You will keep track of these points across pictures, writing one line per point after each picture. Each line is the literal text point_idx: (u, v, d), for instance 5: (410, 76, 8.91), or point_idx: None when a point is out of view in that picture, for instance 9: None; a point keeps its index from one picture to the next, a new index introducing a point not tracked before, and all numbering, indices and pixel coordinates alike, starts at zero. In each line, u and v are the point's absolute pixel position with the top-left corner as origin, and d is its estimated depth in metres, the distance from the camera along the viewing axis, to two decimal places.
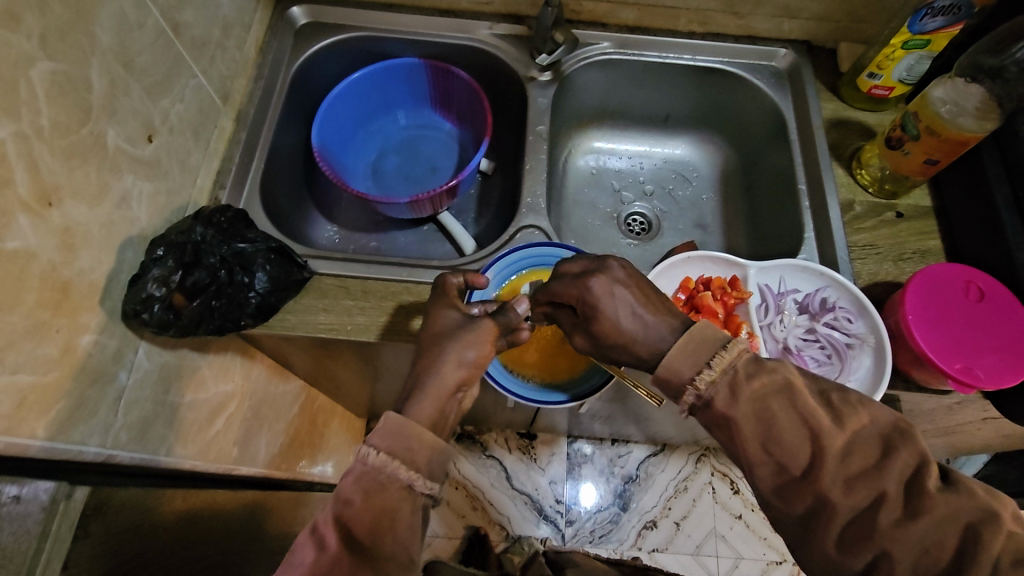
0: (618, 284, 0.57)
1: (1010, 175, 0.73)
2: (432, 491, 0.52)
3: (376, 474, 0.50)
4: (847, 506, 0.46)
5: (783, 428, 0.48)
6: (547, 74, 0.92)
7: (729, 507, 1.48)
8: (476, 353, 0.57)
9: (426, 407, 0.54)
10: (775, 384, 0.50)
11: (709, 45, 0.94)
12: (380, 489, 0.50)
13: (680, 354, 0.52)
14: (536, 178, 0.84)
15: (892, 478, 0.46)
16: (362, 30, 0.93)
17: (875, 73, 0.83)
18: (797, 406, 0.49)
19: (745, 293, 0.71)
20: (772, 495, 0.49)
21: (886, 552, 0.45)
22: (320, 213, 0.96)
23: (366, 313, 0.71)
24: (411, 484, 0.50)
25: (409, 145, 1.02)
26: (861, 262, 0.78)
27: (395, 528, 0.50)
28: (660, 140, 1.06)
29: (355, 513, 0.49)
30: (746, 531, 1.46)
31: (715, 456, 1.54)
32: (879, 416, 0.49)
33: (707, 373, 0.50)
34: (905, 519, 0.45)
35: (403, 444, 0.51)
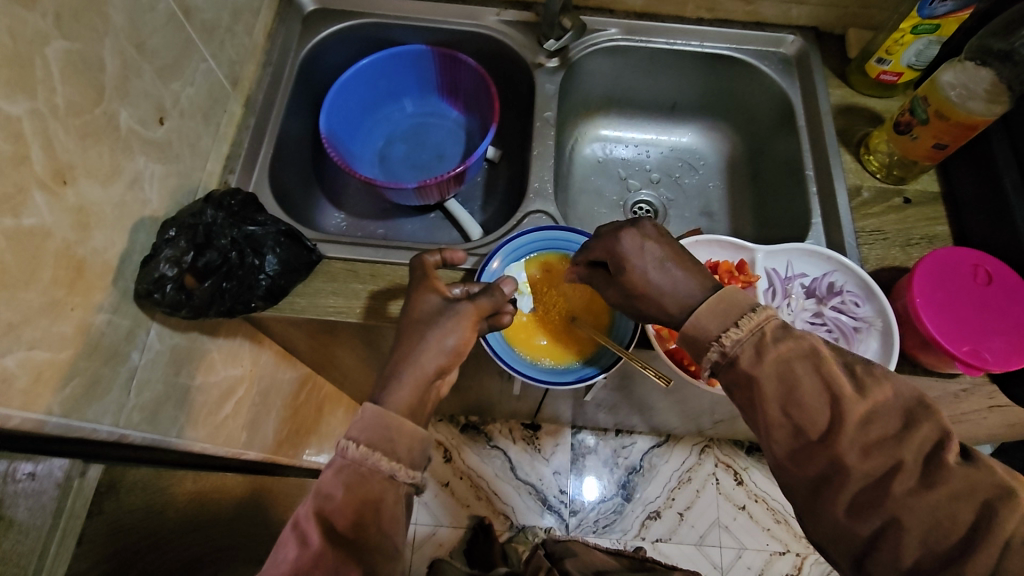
0: (647, 245, 0.58)
1: (1019, 158, 0.73)
2: (414, 480, 0.53)
3: (358, 466, 0.51)
4: (863, 470, 0.46)
5: (806, 390, 0.48)
6: (554, 61, 0.91)
7: (732, 498, 1.48)
8: (455, 341, 0.59)
9: (402, 395, 0.56)
10: (801, 349, 0.50)
11: (717, 31, 0.94)
12: (362, 481, 0.51)
13: (708, 313, 0.53)
14: (544, 164, 0.84)
15: (908, 449, 0.45)
16: (370, 16, 0.93)
17: (885, 58, 0.83)
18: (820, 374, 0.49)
19: (753, 277, 0.71)
20: (786, 460, 0.49)
21: (896, 518, 0.44)
22: (327, 200, 0.96)
23: (374, 297, 0.71)
24: (393, 474, 0.52)
25: (416, 133, 1.02)
26: (869, 247, 0.78)
27: (377, 516, 0.51)
28: (667, 129, 1.06)
29: (337, 507, 0.50)
30: (749, 522, 1.46)
31: (719, 448, 1.54)
32: (902, 389, 0.48)
33: (732, 331, 0.52)
34: (917, 488, 0.44)
35: (383, 435, 0.52)
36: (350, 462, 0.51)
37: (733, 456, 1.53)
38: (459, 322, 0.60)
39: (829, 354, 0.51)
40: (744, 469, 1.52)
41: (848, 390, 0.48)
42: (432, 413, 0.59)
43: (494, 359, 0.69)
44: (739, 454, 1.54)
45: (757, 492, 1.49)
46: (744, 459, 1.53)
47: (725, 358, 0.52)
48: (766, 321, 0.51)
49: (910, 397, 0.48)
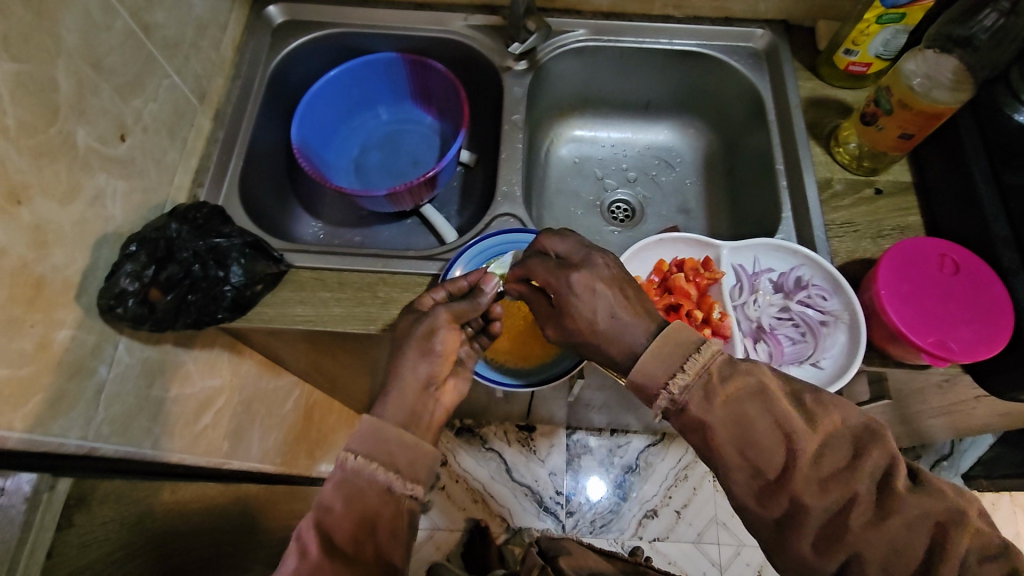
0: (597, 279, 0.58)
1: (988, 145, 0.73)
2: (415, 493, 0.54)
3: (356, 478, 0.52)
4: (823, 506, 0.47)
5: (761, 431, 0.49)
6: (522, 64, 0.91)
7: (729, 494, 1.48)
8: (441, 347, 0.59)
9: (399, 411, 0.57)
10: (749, 388, 0.51)
11: (687, 28, 0.93)
12: (360, 493, 0.52)
13: (653, 357, 0.53)
14: (512, 167, 0.83)
15: (862, 480, 0.47)
16: (338, 26, 0.94)
17: (852, 49, 0.82)
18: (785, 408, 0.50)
19: (718, 274, 0.69)
20: (750, 501, 0.50)
21: (857, 553, 0.47)
22: (304, 209, 0.97)
23: (342, 304, 0.72)
24: (390, 486, 0.52)
25: (391, 140, 1.03)
26: (838, 240, 0.77)
27: (375, 530, 0.52)
28: (642, 127, 1.06)
29: (336, 522, 0.51)
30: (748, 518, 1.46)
31: None
32: (851, 415, 0.50)
33: (680, 377, 0.51)
34: (876, 520, 0.47)
35: (382, 447, 0.54)
36: (344, 475, 0.53)
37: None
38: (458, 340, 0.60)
39: (780, 390, 0.52)
40: None
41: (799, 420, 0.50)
42: (439, 424, 0.59)
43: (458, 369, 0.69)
44: None
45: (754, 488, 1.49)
46: None
47: (674, 405, 0.52)
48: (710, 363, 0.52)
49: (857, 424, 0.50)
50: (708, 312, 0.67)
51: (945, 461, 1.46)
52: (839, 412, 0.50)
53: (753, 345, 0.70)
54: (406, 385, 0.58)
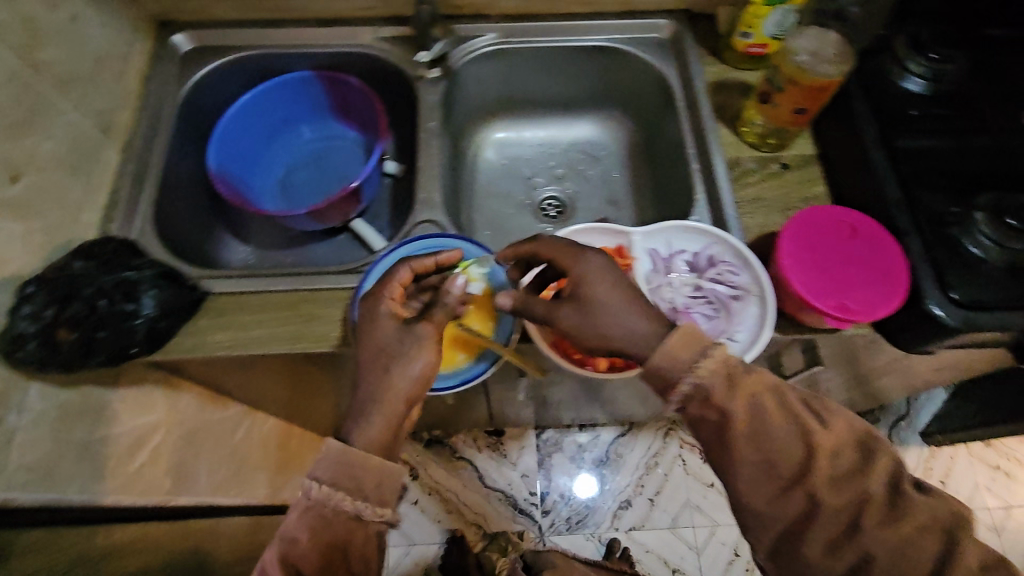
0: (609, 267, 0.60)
1: (877, 115, 0.77)
2: (383, 518, 0.57)
3: (321, 508, 0.55)
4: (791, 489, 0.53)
5: (736, 424, 0.54)
6: (435, 71, 0.92)
7: (700, 477, 1.50)
8: (420, 366, 0.60)
9: (375, 427, 0.58)
10: (768, 382, 0.56)
11: (592, 24, 0.95)
12: (324, 524, 0.55)
13: (682, 345, 0.55)
14: (430, 173, 0.84)
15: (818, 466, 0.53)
16: (247, 49, 0.93)
17: (746, 31, 0.84)
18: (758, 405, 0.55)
19: (629, 260, 0.72)
20: None
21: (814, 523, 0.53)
22: (232, 234, 0.96)
23: (263, 326, 0.71)
24: (358, 513, 0.55)
25: (315, 157, 1.03)
26: (750, 216, 0.80)
27: (344, 557, 0.56)
28: (565, 123, 1.08)
29: (308, 553, 0.55)
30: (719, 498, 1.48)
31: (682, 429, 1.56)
32: (795, 403, 0.55)
33: (704, 367, 0.54)
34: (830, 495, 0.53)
35: (348, 476, 0.55)
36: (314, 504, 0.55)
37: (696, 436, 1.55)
38: (420, 347, 0.60)
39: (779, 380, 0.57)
40: None
41: (771, 406, 0.55)
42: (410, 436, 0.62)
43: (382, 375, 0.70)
44: None
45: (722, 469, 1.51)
46: None
47: (670, 394, 0.55)
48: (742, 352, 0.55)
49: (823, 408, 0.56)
50: None
51: (903, 421, 1.49)
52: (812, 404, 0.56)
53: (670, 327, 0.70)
54: (388, 404, 0.59)
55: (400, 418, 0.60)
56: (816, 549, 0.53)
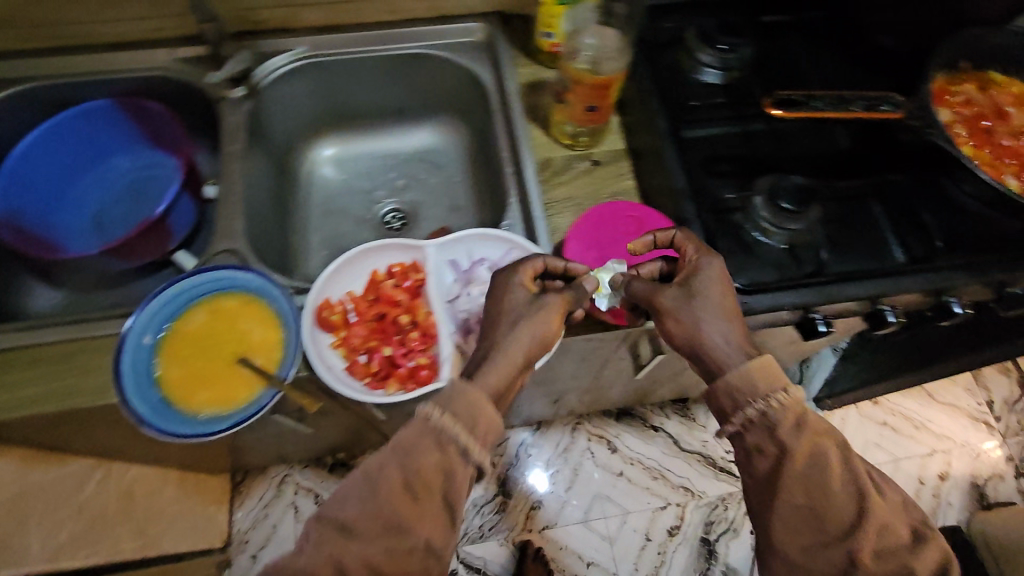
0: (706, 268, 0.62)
1: (666, 104, 0.78)
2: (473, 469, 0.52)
3: (438, 436, 0.52)
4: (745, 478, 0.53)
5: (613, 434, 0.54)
6: (239, 90, 0.87)
7: (609, 467, 1.43)
8: (542, 332, 0.57)
9: (494, 376, 0.54)
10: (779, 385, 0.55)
11: (404, 32, 0.93)
12: (438, 453, 0.51)
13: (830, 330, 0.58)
14: (230, 199, 0.80)
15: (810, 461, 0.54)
16: (29, 80, 0.86)
17: (547, 32, 0.84)
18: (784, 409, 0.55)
19: (423, 278, 0.70)
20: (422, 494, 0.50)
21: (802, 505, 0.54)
22: (39, 279, 0.90)
23: (34, 386, 0.65)
24: (454, 456, 0.51)
25: (132, 190, 0.95)
26: (560, 215, 0.80)
27: (417, 501, 0.51)
28: (403, 132, 1.05)
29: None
30: (629, 485, 1.42)
31: (590, 421, 1.49)
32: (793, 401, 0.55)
33: (784, 396, 0.55)
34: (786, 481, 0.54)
35: (469, 416, 0.52)
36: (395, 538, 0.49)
37: (604, 426, 1.48)
38: (548, 313, 0.59)
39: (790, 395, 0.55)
40: (616, 436, 1.47)
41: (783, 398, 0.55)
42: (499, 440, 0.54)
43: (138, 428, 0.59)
44: (610, 422, 1.49)
45: (632, 456, 1.44)
46: (615, 425, 1.48)
47: (763, 418, 0.55)
48: (795, 403, 0.55)
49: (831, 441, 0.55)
50: (413, 317, 0.69)
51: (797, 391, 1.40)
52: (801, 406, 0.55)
53: (468, 340, 0.68)
54: (502, 367, 0.55)
55: (509, 375, 0.55)
56: (793, 550, 0.54)
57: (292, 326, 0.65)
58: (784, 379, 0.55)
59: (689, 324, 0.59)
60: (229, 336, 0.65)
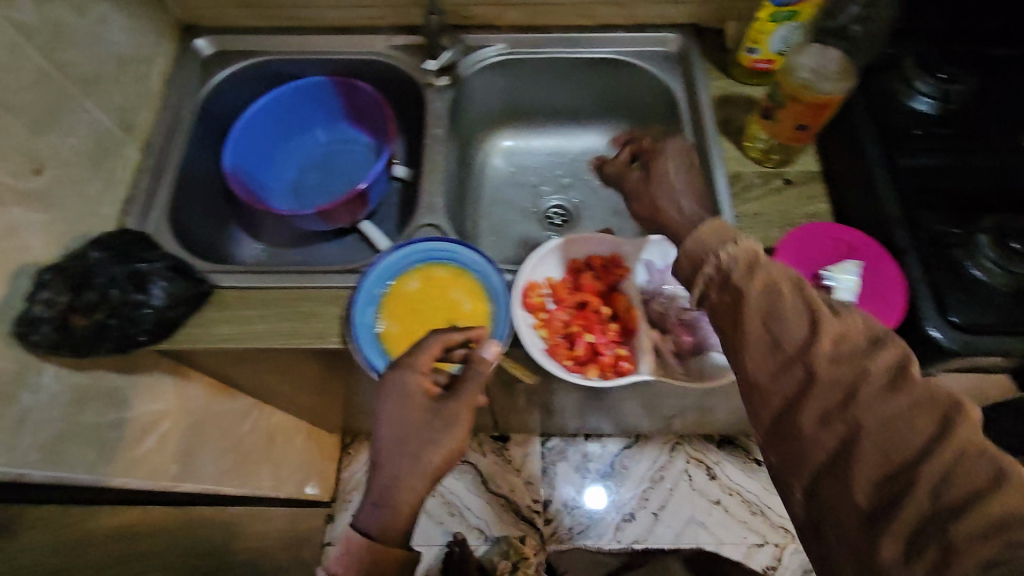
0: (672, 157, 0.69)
1: (881, 133, 0.76)
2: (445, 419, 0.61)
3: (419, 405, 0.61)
4: (833, 376, 0.45)
5: (786, 308, 0.49)
6: (444, 78, 0.94)
7: (706, 493, 1.42)
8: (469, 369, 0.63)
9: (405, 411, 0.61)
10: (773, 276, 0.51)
11: (601, 37, 0.96)
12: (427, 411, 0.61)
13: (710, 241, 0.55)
14: (435, 179, 0.86)
15: (876, 361, 0.44)
16: (268, 55, 0.96)
17: (753, 47, 0.85)
18: (801, 295, 0.49)
19: (625, 272, 0.73)
20: None
21: (859, 425, 0.43)
22: (244, 231, 0.99)
23: (266, 320, 0.74)
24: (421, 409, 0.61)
25: (328, 161, 1.05)
26: (751, 230, 0.80)
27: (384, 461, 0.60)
28: (574, 133, 1.08)
29: (375, 551, 0.56)
30: (725, 515, 1.40)
31: (690, 443, 1.48)
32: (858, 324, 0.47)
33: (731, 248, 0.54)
34: (889, 391, 0.43)
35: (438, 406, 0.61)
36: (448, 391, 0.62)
37: (704, 451, 1.47)
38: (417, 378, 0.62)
39: (789, 287, 0.50)
40: (715, 464, 1.45)
41: (787, 296, 0.49)
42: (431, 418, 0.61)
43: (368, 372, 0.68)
44: (710, 447, 1.47)
45: (731, 486, 1.42)
46: (715, 452, 1.46)
47: (718, 278, 0.53)
48: (745, 252, 0.53)
49: (791, 278, 0.51)
50: (615, 307, 0.73)
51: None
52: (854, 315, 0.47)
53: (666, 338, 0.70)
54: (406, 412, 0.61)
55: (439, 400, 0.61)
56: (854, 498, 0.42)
57: (500, 301, 0.70)
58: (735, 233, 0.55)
59: (653, 199, 0.67)
60: (442, 300, 0.71)
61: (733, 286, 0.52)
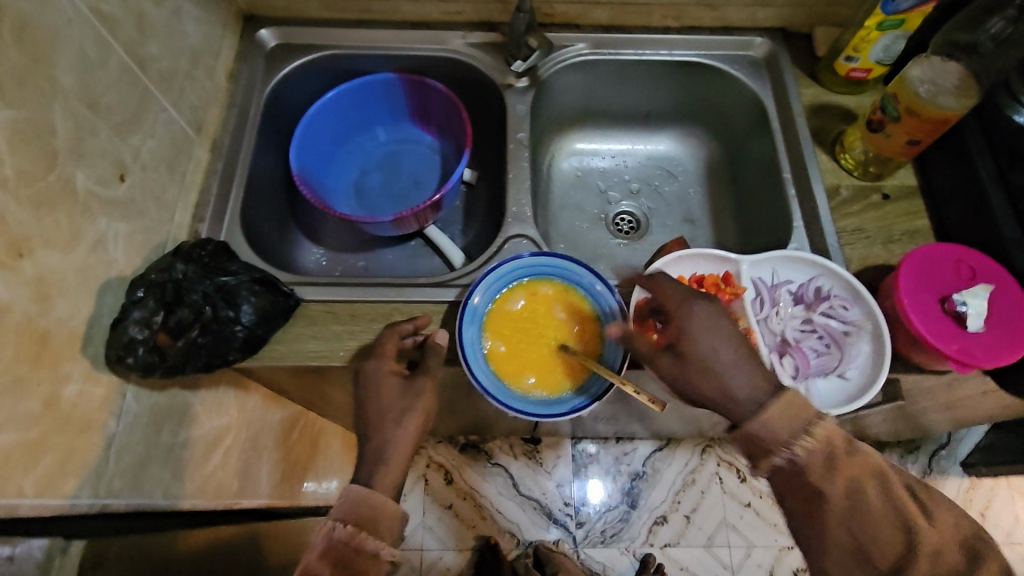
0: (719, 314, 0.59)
1: (993, 148, 0.74)
2: (409, 395, 0.62)
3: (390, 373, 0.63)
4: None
5: (872, 513, 0.53)
6: (523, 81, 0.90)
7: (738, 496, 1.30)
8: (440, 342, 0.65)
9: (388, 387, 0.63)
10: (871, 469, 0.55)
11: (685, 39, 0.92)
12: (395, 384, 0.63)
13: (777, 418, 0.54)
14: (520, 186, 0.82)
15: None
16: (334, 48, 0.90)
17: (853, 55, 0.82)
18: (888, 491, 0.54)
19: (739, 289, 0.71)
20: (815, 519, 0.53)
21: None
22: (304, 235, 0.93)
23: (356, 337, 0.70)
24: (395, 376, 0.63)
25: (390, 162, 0.98)
26: (853, 246, 0.77)
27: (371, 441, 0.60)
28: (644, 137, 1.04)
29: (373, 504, 0.57)
30: (757, 518, 1.29)
31: (721, 445, 1.35)
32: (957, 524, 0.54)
33: (805, 441, 0.54)
34: None
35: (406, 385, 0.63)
36: (422, 368, 0.64)
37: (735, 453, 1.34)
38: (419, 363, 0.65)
39: (891, 473, 0.56)
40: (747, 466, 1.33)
41: (871, 494, 0.54)
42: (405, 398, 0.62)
43: (483, 398, 0.65)
44: None
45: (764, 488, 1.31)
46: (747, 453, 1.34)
47: (792, 465, 0.54)
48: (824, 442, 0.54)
49: (873, 469, 0.55)
50: None
51: (943, 451, 1.30)
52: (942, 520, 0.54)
53: (781, 360, 0.71)
54: (376, 385, 0.63)
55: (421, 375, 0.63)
56: None
57: (612, 322, 0.69)
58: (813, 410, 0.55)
59: (703, 388, 0.57)
60: (553, 319, 0.69)
61: (807, 482, 0.54)
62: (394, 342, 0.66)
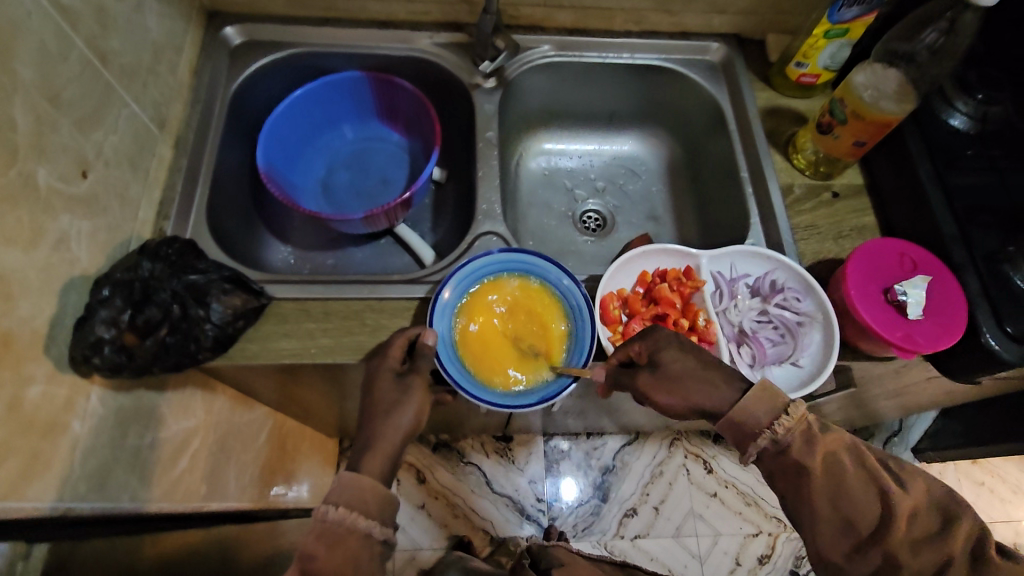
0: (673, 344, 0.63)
1: (930, 149, 0.80)
2: (399, 392, 0.63)
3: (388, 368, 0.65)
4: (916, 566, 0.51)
5: (855, 486, 0.54)
6: (492, 81, 0.91)
7: (703, 486, 1.35)
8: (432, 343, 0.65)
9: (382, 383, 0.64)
10: (844, 442, 0.57)
11: (646, 43, 0.96)
12: (386, 380, 0.64)
13: (755, 402, 0.57)
14: (490, 184, 0.83)
15: (955, 544, 0.52)
16: (301, 46, 0.90)
17: (802, 61, 0.86)
18: (865, 465, 0.56)
19: (700, 282, 0.75)
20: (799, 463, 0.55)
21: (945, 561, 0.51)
22: (272, 235, 0.92)
23: (329, 334, 0.70)
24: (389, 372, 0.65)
25: (358, 160, 0.98)
26: (805, 241, 0.82)
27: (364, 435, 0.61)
28: (608, 138, 1.07)
29: (362, 486, 0.57)
30: (723, 507, 1.33)
31: (689, 438, 1.39)
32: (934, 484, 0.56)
33: (785, 419, 0.55)
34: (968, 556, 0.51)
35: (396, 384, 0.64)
36: (411, 368, 0.65)
37: (702, 445, 1.39)
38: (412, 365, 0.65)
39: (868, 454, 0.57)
40: (713, 457, 1.37)
41: (850, 468, 0.55)
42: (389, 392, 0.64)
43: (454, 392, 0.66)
44: (707, 441, 1.39)
45: (728, 479, 1.36)
46: (712, 445, 1.39)
47: (775, 445, 0.56)
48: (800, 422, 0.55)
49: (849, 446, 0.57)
50: (693, 320, 0.73)
51: (895, 438, 1.37)
52: (924, 479, 0.56)
53: (740, 349, 0.75)
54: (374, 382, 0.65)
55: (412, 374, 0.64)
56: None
57: (581, 316, 0.70)
58: (784, 399, 0.57)
59: (687, 394, 0.60)
60: (519, 314, 0.71)
61: (790, 459, 0.55)
62: (395, 343, 0.67)
